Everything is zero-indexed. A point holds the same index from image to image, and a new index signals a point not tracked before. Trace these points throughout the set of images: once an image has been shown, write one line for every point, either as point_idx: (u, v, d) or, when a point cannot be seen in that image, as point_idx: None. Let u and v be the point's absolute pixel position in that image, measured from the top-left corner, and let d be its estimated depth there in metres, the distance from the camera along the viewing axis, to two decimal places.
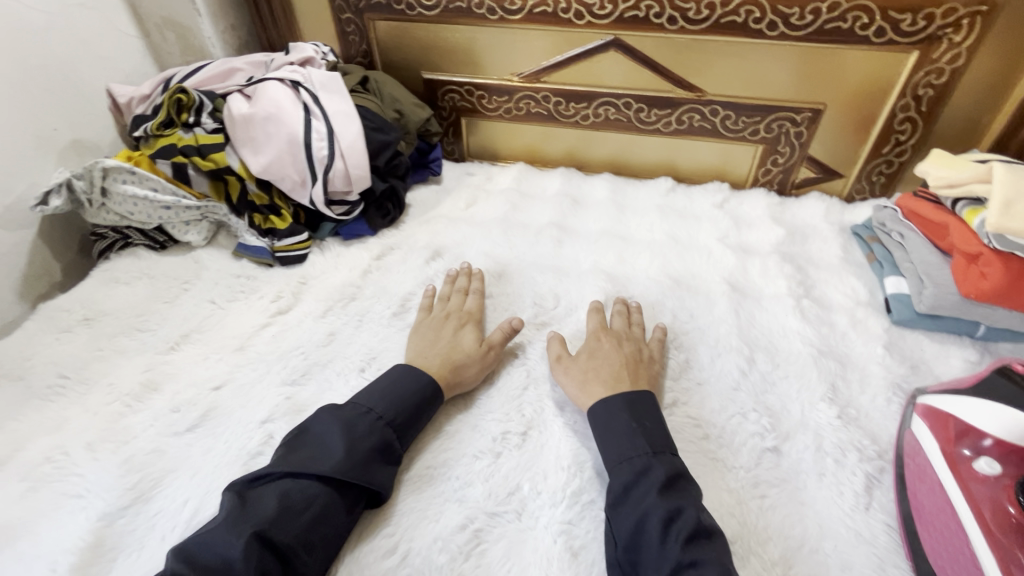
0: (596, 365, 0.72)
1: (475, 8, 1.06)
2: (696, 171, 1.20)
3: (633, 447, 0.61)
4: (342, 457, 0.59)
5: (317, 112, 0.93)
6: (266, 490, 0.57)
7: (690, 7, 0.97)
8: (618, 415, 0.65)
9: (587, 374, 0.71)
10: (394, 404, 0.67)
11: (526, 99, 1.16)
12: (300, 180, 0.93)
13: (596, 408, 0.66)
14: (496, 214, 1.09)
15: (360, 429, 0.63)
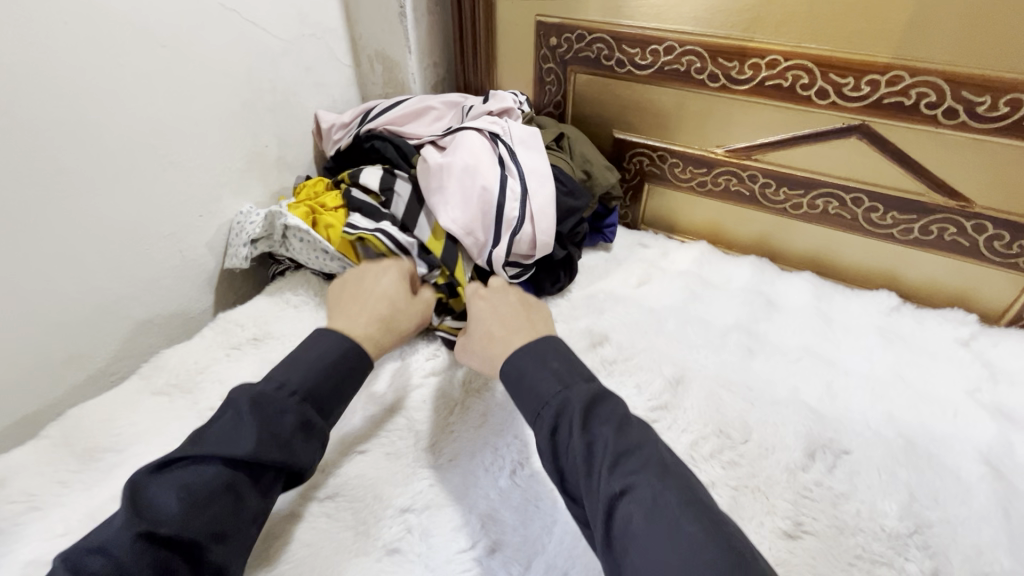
0: (490, 320, 0.75)
1: (694, 73, 0.95)
2: (931, 291, 0.97)
3: (549, 390, 0.60)
4: (301, 395, 0.60)
5: (513, 169, 0.89)
6: (220, 432, 0.56)
7: (983, 102, 0.77)
8: (534, 366, 0.63)
9: (483, 338, 0.73)
10: (321, 369, 0.63)
11: (727, 175, 1.03)
12: (483, 240, 0.87)
13: (514, 360, 0.64)
14: (672, 300, 0.96)
15: (313, 372, 0.63)
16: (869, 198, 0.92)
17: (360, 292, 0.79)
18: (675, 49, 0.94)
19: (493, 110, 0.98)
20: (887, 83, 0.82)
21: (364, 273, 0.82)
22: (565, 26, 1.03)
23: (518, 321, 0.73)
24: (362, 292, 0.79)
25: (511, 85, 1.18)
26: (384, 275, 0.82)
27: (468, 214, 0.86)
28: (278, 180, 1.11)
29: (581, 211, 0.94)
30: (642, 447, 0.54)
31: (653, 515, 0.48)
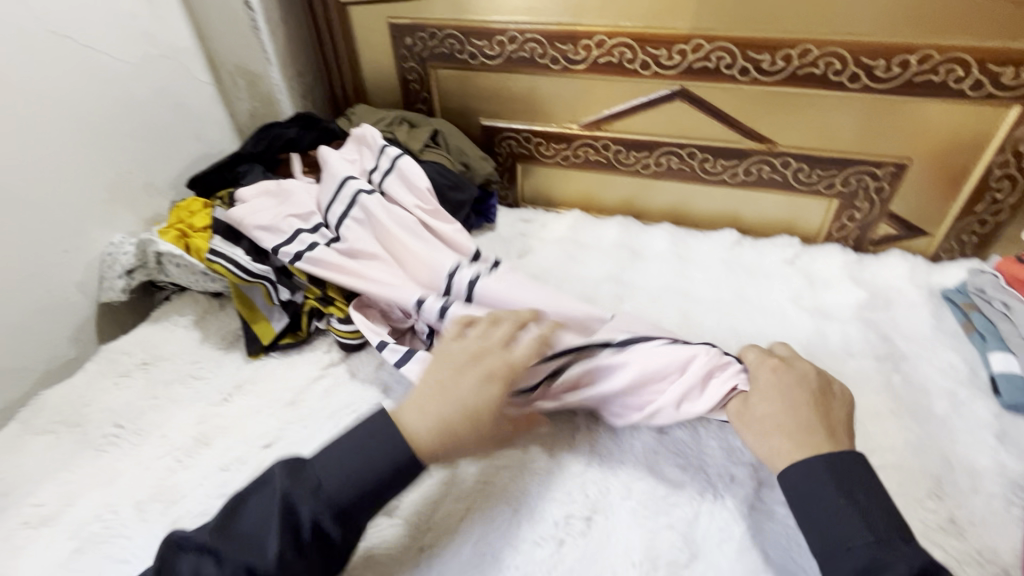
0: (772, 416, 0.62)
1: (538, 57, 1.05)
2: (763, 223, 1.13)
3: (854, 534, 0.51)
4: (329, 499, 0.55)
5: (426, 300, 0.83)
6: (257, 508, 0.55)
7: (765, 59, 0.93)
8: (818, 486, 0.55)
9: (766, 429, 0.61)
10: (373, 469, 0.57)
11: (584, 147, 1.14)
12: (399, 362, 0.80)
13: (789, 473, 0.57)
14: (551, 264, 1.06)
15: (353, 478, 0.56)
16: (700, 151, 1.07)
17: (452, 392, 0.62)
18: (518, 38, 1.04)
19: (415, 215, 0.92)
20: (692, 51, 0.96)
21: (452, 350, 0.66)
22: (417, 26, 1.10)
23: (806, 423, 0.60)
24: (467, 402, 0.61)
25: (379, 87, 1.23)
26: (486, 384, 0.62)
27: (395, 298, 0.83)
28: (150, 206, 1.08)
29: (469, 203, 1.00)
30: (830, 550, 0.52)
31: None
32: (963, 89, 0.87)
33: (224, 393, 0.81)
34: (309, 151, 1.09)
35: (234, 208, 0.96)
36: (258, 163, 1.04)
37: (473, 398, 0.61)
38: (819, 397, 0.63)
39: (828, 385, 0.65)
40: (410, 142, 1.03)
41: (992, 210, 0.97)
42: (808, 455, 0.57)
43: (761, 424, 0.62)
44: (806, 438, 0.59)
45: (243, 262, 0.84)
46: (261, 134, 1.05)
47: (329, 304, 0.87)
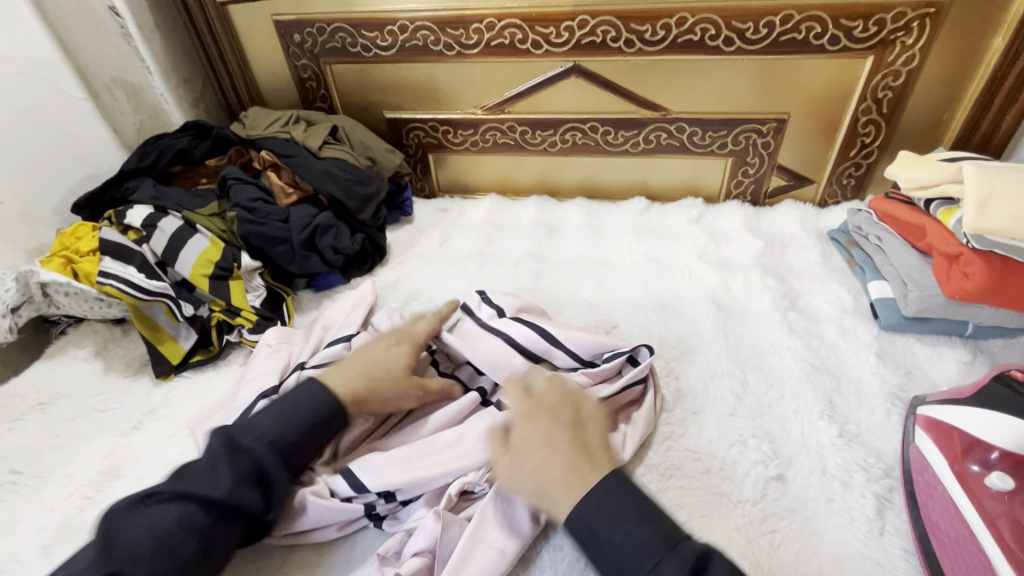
0: (536, 454, 0.54)
1: (432, 45, 1.05)
2: (670, 188, 1.18)
3: (639, 570, 0.46)
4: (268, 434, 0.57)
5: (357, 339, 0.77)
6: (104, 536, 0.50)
7: (646, 29, 0.97)
8: (609, 518, 0.49)
9: (533, 469, 0.54)
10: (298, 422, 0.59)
11: (491, 130, 1.15)
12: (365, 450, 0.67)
13: (572, 520, 0.50)
14: (471, 249, 1.07)
15: (282, 428, 0.58)
16: (601, 124, 1.11)
17: (358, 359, 0.68)
18: (409, 27, 1.03)
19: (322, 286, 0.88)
20: (579, 27, 0.98)
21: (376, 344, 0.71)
22: (304, 21, 1.07)
23: (567, 458, 0.53)
24: (385, 365, 0.68)
25: (275, 87, 1.19)
26: (399, 347, 0.71)
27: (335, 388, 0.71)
28: (32, 237, 0.99)
29: (377, 196, 0.98)
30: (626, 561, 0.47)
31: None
32: (823, 44, 0.95)
33: (134, 421, 0.77)
34: (204, 160, 1.04)
35: (124, 226, 0.90)
36: (148, 178, 0.98)
37: (386, 360, 0.68)
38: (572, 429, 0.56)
39: (577, 417, 0.58)
40: (309, 140, 1.00)
41: (864, 153, 1.06)
42: (573, 501, 0.51)
43: (526, 466, 0.54)
44: (564, 486, 0.52)
45: (137, 281, 0.82)
46: (147, 147, 0.99)
47: (236, 315, 0.86)
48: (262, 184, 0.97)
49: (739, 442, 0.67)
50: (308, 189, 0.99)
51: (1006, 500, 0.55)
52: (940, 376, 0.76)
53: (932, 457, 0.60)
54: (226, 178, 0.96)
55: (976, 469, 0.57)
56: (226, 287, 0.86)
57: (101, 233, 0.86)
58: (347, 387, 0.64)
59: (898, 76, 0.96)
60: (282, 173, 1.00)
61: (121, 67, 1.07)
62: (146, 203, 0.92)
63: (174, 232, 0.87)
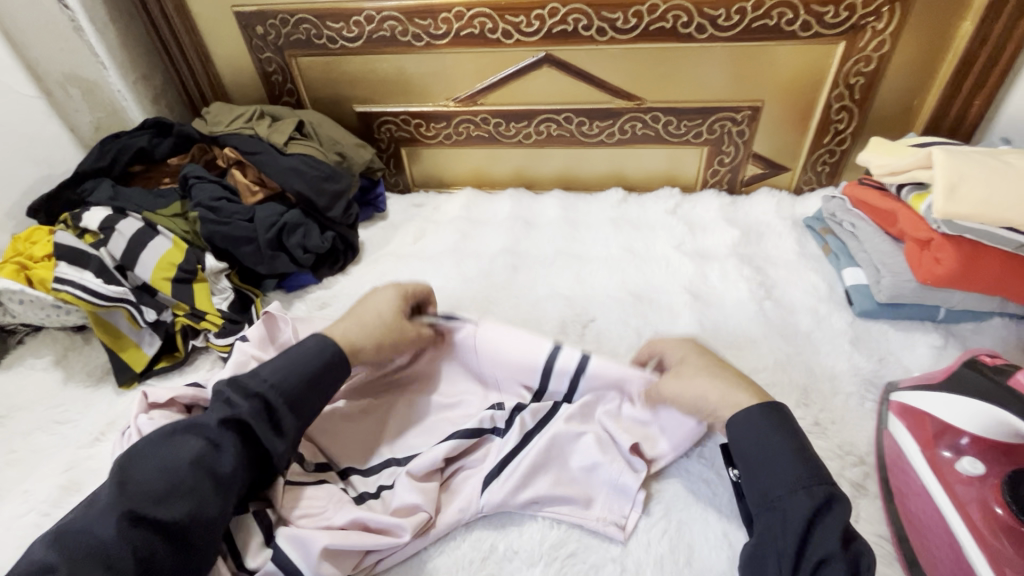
0: (714, 376, 0.62)
1: (399, 35, 1.02)
2: (646, 179, 1.17)
3: (783, 476, 0.51)
4: (271, 384, 0.57)
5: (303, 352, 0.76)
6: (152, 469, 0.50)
7: (618, 17, 0.95)
8: (760, 437, 0.54)
9: (708, 383, 0.61)
10: (306, 370, 0.59)
11: (465, 123, 1.13)
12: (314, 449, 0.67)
13: (733, 423, 0.57)
14: (447, 245, 1.05)
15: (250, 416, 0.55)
16: (575, 115, 1.09)
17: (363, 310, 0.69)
18: (375, 17, 1.00)
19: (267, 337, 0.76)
20: (549, 15, 0.96)
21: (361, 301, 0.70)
22: (266, 13, 1.03)
23: (742, 392, 0.60)
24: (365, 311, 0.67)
25: (239, 80, 1.15)
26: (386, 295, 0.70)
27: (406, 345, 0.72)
28: None
29: (345, 192, 0.96)
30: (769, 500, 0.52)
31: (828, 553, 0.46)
32: (795, 30, 0.94)
33: (96, 433, 0.74)
34: (165, 160, 1.00)
35: (80, 230, 0.87)
36: (106, 178, 0.94)
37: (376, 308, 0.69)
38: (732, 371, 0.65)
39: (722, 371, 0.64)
40: (274, 136, 0.97)
41: (838, 139, 1.06)
42: (737, 412, 0.58)
43: (705, 387, 0.61)
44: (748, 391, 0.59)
45: (94, 286, 0.78)
46: (104, 147, 0.95)
47: (201, 318, 0.83)
48: (226, 183, 0.94)
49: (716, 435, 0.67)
50: (275, 188, 0.96)
51: (977, 483, 0.55)
52: (912, 361, 0.76)
53: (905, 445, 0.61)
54: (186, 177, 0.92)
55: (947, 455, 0.58)
56: (190, 290, 0.84)
57: (55, 236, 0.82)
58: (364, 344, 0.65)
59: (869, 61, 0.96)
60: (248, 171, 0.96)
61: (75, 62, 1.02)
62: (104, 205, 0.88)
63: (134, 234, 0.84)
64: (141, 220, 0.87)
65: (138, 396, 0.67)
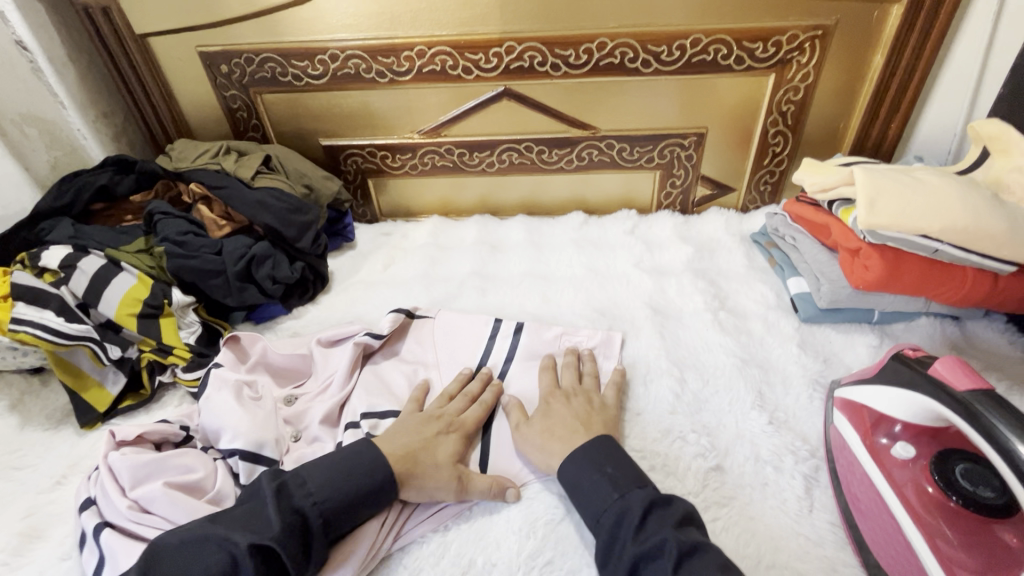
0: (550, 423, 0.69)
1: (363, 73, 1.06)
2: (606, 202, 1.24)
3: (608, 498, 0.58)
4: (313, 500, 0.57)
5: (277, 359, 0.82)
6: (175, 555, 0.52)
7: (570, 54, 1.02)
8: (584, 471, 0.61)
9: (543, 436, 0.68)
10: (348, 488, 0.59)
11: (430, 153, 1.17)
12: (297, 412, 0.76)
13: (564, 469, 0.62)
14: (416, 271, 1.07)
15: (334, 484, 0.59)
16: (535, 144, 1.15)
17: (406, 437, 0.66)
18: (339, 56, 1.04)
19: (234, 357, 0.81)
20: (506, 53, 1.03)
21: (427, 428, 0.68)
22: (231, 52, 1.06)
23: (569, 425, 0.68)
24: (430, 448, 0.66)
25: (203, 116, 1.16)
26: (446, 436, 0.68)
27: (374, 341, 0.82)
28: None
29: (314, 223, 0.97)
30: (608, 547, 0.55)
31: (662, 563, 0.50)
32: (730, 64, 1.03)
33: (57, 477, 0.72)
34: (128, 197, 1.00)
35: (37, 269, 0.84)
36: (66, 217, 0.93)
37: (437, 452, 0.66)
38: (581, 416, 0.69)
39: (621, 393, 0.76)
40: (240, 170, 0.98)
41: (776, 161, 1.15)
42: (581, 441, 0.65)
43: (545, 447, 0.67)
44: (571, 439, 0.66)
45: (55, 326, 0.76)
46: (64, 185, 0.94)
47: (169, 353, 0.83)
48: (192, 218, 0.94)
49: (680, 439, 0.71)
50: (243, 221, 0.97)
51: (911, 466, 0.61)
52: (853, 360, 0.83)
53: (848, 435, 0.66)
54: (152, 214, 0.92)
55: (884, 442, 0.63)
56: (158, 326, 0.84)
57: (11, 276, 0.80)
58: (402, 457, 0.63)
59: (797, 91, 1.06)
60: (215, 206, 0.97)
61: (32, 102, 1.02)
62: (64, 243, 0.87)
63: (97, 272, 0.83)
64: (105, 257, 0.86)
65: (106, 436, 0.66)
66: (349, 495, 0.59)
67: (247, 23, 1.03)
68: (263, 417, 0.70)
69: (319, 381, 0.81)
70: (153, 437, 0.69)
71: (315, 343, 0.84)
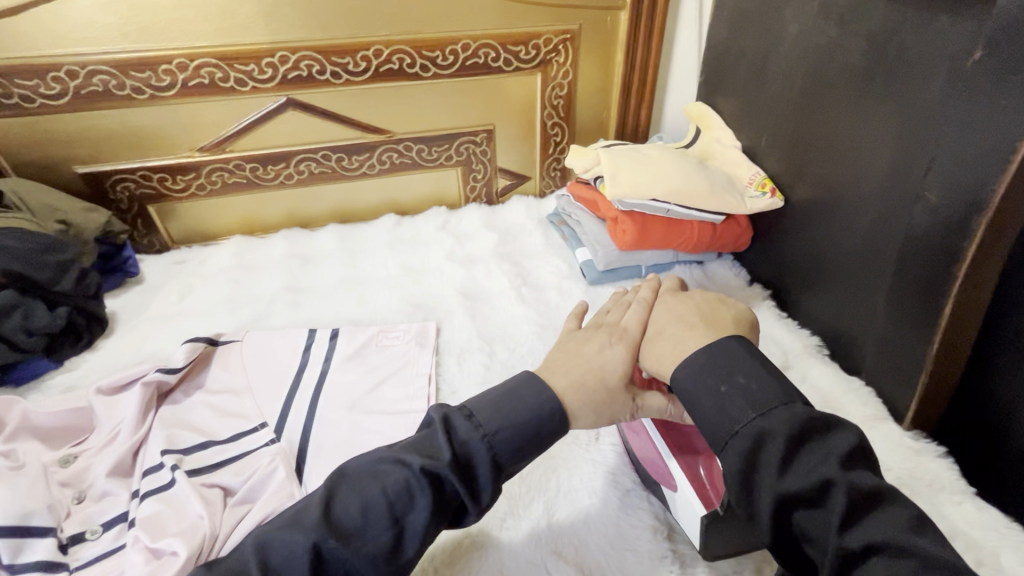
0: (577, 375, 0.57)
1: (115, 89, 0.96)
2: (416, 202, 1.29)
3: (739, 415, 0.48)
4: (448, 460, 0.48)
5: (45, 419, 0.72)
6: (290, 533, 0.45)
7: (348, 61, 1.05)
8: (706, 377, 0.52)
9: (570, 382, 0.56)
10: (524, 423, 0.52)
11: (218, 171, 1.10)
12: (77, 470, 0.68)
13: (681, 375, 0.54)
14: (219, 296, 1.01)
15: (510, 422, 0.52)
16: (332, 152, 1.15)
17: (577, 355, 0.60)
18: (79, 72, 0.93)
19: None
20: (280, 62, 1.01)
21: (590, 339, 0.62)
22: None
23: (602, 382, 0.57)
24: (598, 369, 0.58)
25: None
26: (613, 348, 0.61)
27: (169, 375, 0.77)
28: None
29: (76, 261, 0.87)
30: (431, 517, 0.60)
31: (823, 501, 0.42)
32: (500, 65, 1.14)
33: None
34: None
35: None
36: None
37: (611, 367, 0.58)
38: (603, 393, 0.56)
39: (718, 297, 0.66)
40: None
41: (558, 149, 1.31)
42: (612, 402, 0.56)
43: (659, 353, 0.58)
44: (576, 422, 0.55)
45: None
46: None
47: None
48: None
49: None
50: None
51: None
52: None
53: None
54: None
55: None
56: None
57: None
58: (573, 388, 0.56)
59: (561, 87, 1.21)
60: None
61: None
62: None
63: None
64: None
65: None
66: (524, 432, 0.52)
67: None
68: (27, 485, 0.62)
69: (103, 433, 0.73)
70: None
71: (94, 391, 0.76)
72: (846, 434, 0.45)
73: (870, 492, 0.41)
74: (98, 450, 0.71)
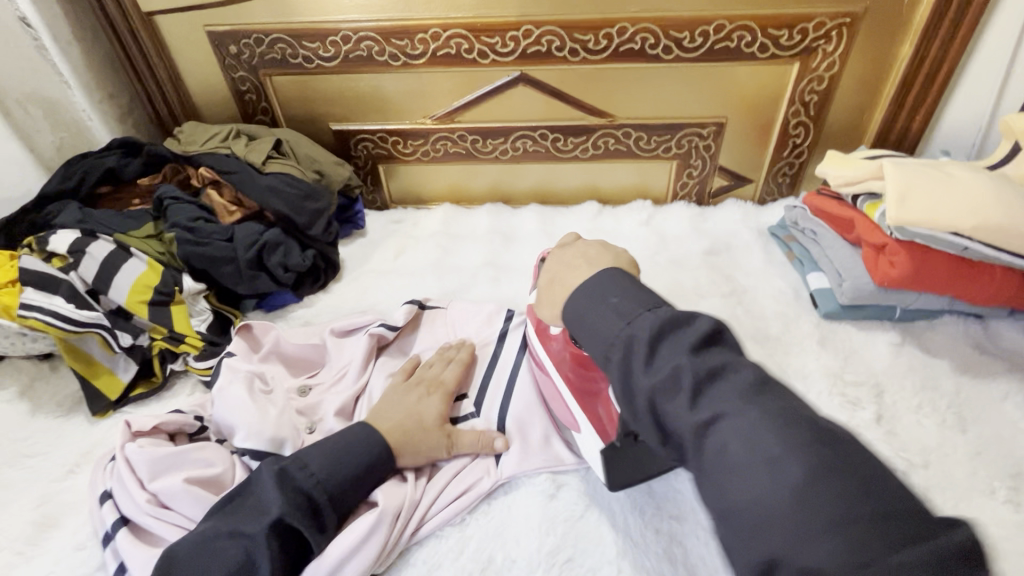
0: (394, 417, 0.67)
1: (376, 55, 1.03)
2: (621, 192, 1.21)
3: (612, 329, 0.50)
4: (318, 480, 0.58)
5: (289, 349, 0.81)
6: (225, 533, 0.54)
7: (589, 39, 1.00)
8: (589, 304, 0.53)
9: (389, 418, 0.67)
10: (343, 466, 0.60)
11: (442, 140, 1.14)
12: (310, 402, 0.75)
13: (570, 305, 0.55)
14: (428, 260, 1.05)
15: (333, 463, 0.60)
16: (550, 131, 1.12)
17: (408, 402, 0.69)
18: (351, 37, 1.01)
19: (245, 345, 0.80)
20: (523, 36, 1.00)
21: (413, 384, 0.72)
22: (240, 32, 1.03)
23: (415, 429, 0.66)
24: (415, 413, 0.68)
25: (210, 97, 1.13)
26: (429, 398, 0.70)
27: (389, 332, 0.81)
28: None
29: (326, 210, 0.95)
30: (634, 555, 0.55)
31: (680, 399, 0.43)
32: (754, 52, 1.00)
33: (70, 467, 0.72)
34: (136, 180, 0.98)
35: (47, 253, 0.83)
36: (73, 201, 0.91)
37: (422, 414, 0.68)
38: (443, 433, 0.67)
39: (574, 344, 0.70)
40: (250, 155, 0.96)
41: (795, 153, 1.13)
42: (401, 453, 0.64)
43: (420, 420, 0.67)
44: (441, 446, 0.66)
45: (67, 313, 0.75)
46: (71, 167, 0.92)
47: (181, 342, 0.82)
48: (202, 204, 0.92)
49: None
50: (252, 207, 0.95)
51: None
52: (874, 358, 0.82)
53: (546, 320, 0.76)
54: (161, 199, 0.91)
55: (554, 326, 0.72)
56: (169, 315, 0.82)
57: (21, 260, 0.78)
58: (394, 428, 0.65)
59: (821, 81, 1.03)
60: (225, 191, 0.95)
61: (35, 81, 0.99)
62: (72, 227, 0.85)
63: (106, 258, 0.81)
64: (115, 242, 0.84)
65: (122, 426, 0.65)
66: (352, 470, 0.60)
67: (256, 2, 1.00)
68: (276, 407, 0.70)
69: (332, 372, 0.79)
70: (166, 428, 0.68)
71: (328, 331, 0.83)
72: (702, 324, 0.46)
73: (712, 371, 0.43)
74: (326, 387, 0.78)
